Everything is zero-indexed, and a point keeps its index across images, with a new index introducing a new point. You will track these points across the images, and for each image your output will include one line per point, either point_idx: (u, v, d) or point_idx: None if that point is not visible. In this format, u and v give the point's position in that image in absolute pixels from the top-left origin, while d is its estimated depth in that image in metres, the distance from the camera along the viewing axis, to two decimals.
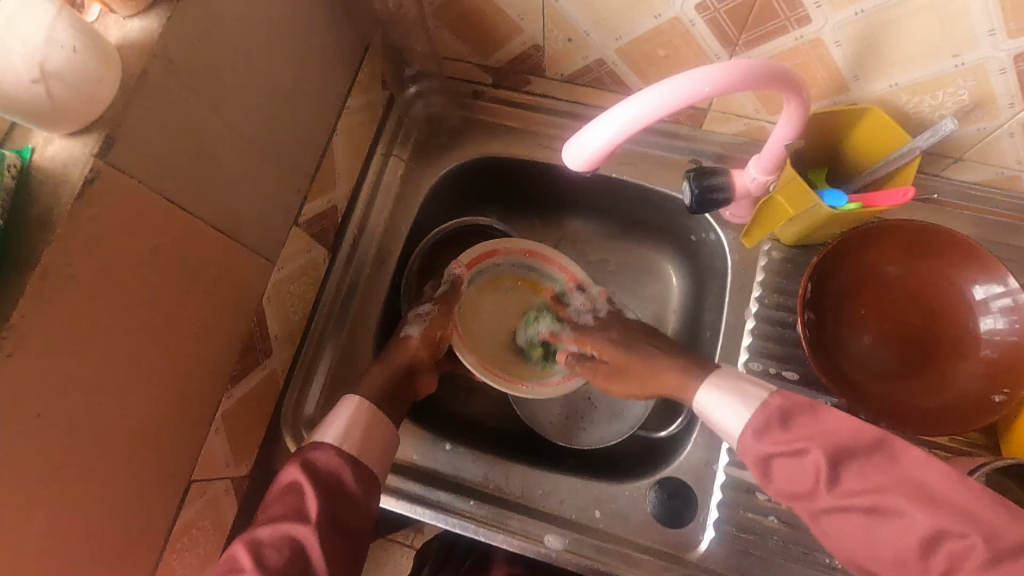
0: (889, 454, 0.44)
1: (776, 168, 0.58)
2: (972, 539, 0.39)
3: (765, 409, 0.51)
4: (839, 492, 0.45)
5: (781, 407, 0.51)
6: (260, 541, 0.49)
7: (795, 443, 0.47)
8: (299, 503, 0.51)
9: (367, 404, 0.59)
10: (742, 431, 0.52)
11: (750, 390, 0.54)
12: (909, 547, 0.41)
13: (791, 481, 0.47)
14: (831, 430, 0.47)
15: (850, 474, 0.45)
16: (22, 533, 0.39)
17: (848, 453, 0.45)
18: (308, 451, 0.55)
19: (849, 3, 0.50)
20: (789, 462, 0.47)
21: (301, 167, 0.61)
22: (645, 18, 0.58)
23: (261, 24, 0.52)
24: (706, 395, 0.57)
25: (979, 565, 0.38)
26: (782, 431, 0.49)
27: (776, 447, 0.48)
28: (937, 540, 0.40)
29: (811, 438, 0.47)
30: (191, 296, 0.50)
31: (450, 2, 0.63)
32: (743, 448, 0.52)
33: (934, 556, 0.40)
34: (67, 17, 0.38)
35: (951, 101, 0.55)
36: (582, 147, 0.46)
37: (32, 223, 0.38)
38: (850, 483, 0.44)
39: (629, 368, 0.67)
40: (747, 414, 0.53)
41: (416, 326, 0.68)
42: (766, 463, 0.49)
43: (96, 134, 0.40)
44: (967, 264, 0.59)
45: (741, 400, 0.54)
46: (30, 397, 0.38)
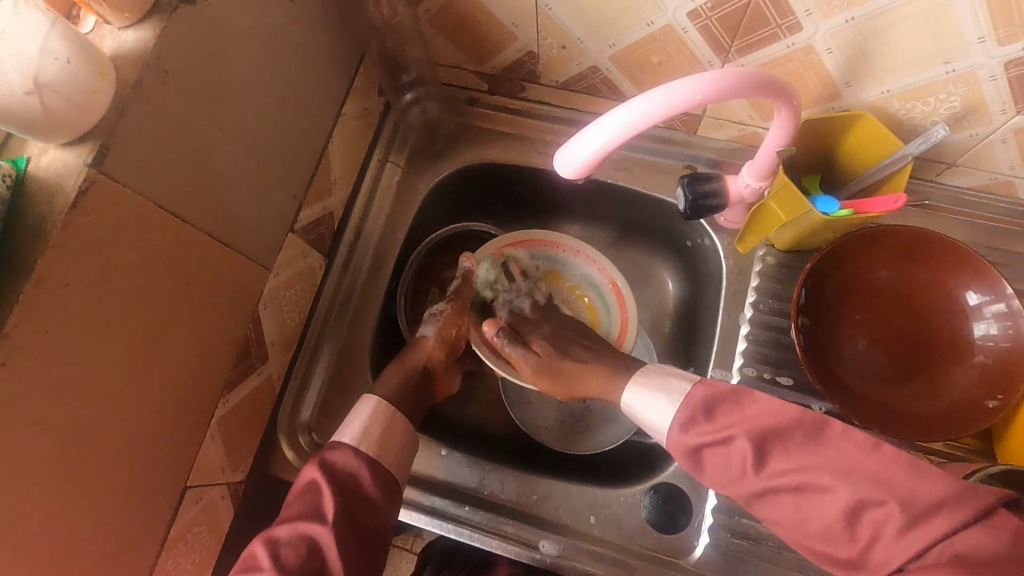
0: (811, 431, 0.45)
1: (769, 174, 0.58)
2: (889, 506, 0.40)
3: (686, 403, 0.51)
4: (766, 474, 0.45)
5: (705, 398, 0.51)
6: (278, 540, 0.50)
7: (721, 432, 0.48)
8: (316, 503, 0.52)
9: (385, 403, 0.60)
10: (668, 426, 0.52)
11: (675, 383, 0.54)
12: (835, 520, 0.42)
13: (720, 467, 0.48)
14: (755, 416, 0.47)
15: (776, 455, 0.46)
16: (17, 539, 0.40)
17: (774, 435, 0.46)
18: (325, 451, 0.56)
19: (840, 11, 0.50)
20: (718, 451, 0.48)
21: (297, 174, 0.62)
22: (638, 26, 0.58)
23: (256, 32, 0.52)
24: (633, 393, 0.57)
25: (898, 530, 0.40)
26: (707, 421, 0.50)
27: (703, 438, 0.49)
28: (859, 510, 0.42)
29: (735, 425, 0.48)
30: (186, 303, 0.50)
31: (445, 9, 0.63)
32: (670, 443, 0.52)
33: (860, 525, 0.42)
34: (61, 29, 0.38)
35: (943, 107, 0.56)
36: (575, 154, 0.47)
37: (28, 233, 0.39)
38: (775, 464, 0.45)
39: (561, 368, 0.66)
40: (672, 408, 0.52)
41: (431, 326, 0.70)
42: (694, 453, 0.50)
43: (91, 144, 0.41)
44: (960, 271, 0.59)
45: (666, 396, 0.54)
46: (24, 404, 0.38)
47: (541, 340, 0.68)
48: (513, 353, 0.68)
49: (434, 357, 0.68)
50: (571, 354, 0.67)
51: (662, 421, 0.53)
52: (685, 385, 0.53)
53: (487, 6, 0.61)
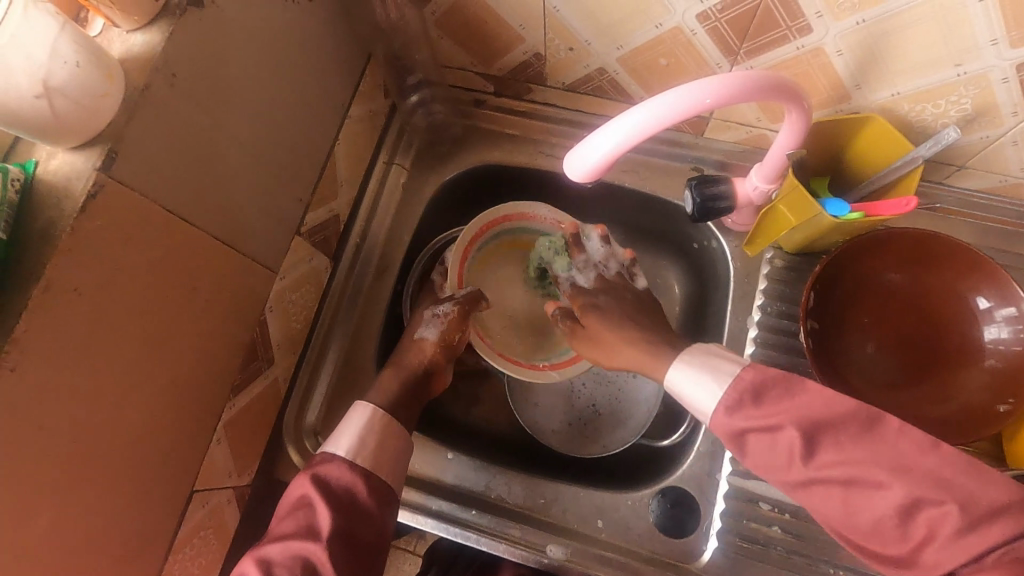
0: (866, 424, 0.43)
1: (778, 176, 0.58)
2: (946, 507, 0.39)
3: (736, 386, 0.49)
4: (815, 465, 0.43)
5: (753, 382, 0.49)
6: (270, 560, 0.49)
7: (769, 418, 0.46)
8: (310, 520, 0.51)
9: (379, 412, 0.59)
10: (714, 409, 0.50)
11: (724, 366, 0.51)
12: (886, 516, 0.41)
13: (765, 453, 0.46)
14: (805, 404, 0.45)
15: (827, 447, 0.43)
16: (25, 544, 0.40)
17: (825, 426, 0.44)
18: (319, 465, 0.55)
19: (851, 13, 0.50)
20: (766, 437, 0.46)
21: (304, 177, 0.61)
22: (646, 28, 0.58)
23: (263, 35, 0.52)
24: (676, 370, 0.54)
25: (955, 531, 0.38)
26: (756, 405, 0.47)
27: (750, 423, 0.47)
28: (914, 509, 0.40)
29: (786, 413, 0.45)
30: (193, 307, 0.50)
31: (452, 11, 0.63)
32: (714, 424, 0.50)
33: (913, 525, 0.40)
34: (71, 32, 0.38)
35: (954, 110, 0.55)
36: (585, 158, 0.47)
37: (37, 237, 0.39)
38: (824, 456, 0.43)
39: (602, 337, 0.65)
40: (720, 391, 0.50)
41: (432, 328, 0.67)
42: (740, 437, 0.47)
43: (100, 148, 0.40)
44: (971, 273, 0.59)
45: (713, 378, 0.51)
46: (32, 410, 0.38)
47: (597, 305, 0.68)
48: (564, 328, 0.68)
49: (433, 359, 0.66)
50: (618, 327, 0.65)
51: (707, 404, 0.51)
52: (734, 368, 0.50)
53: (494, 8, 0.61)
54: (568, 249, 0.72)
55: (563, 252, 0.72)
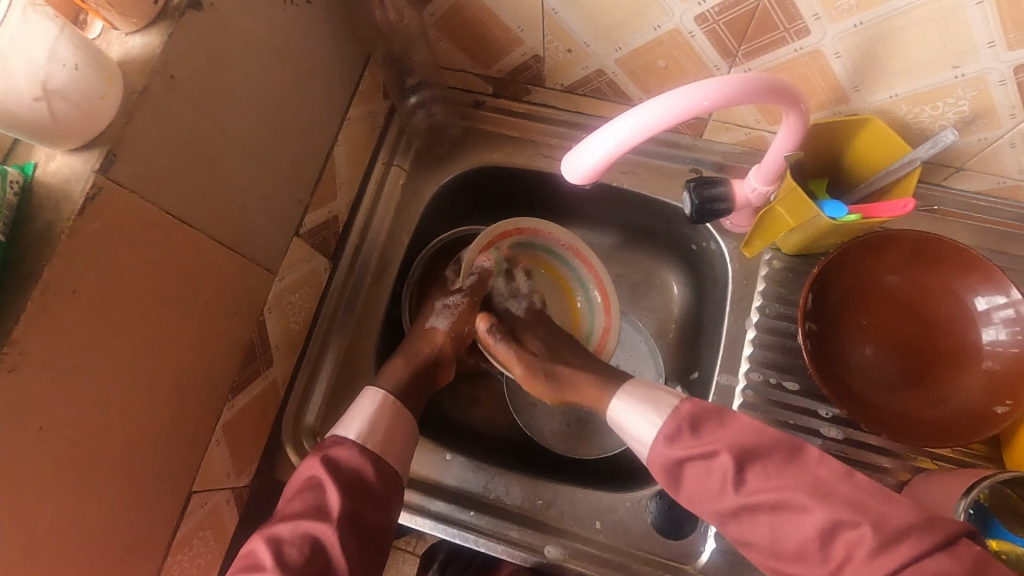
0: (789, 454, 0.49)
1: (776, 178, 0.58)
2: (863, 528, 0.44)
3: (674, 416, 0.53)
4: (745, 491, 0.49)
5: (690, 413, 0.53)
6: (280, 538, 0.50)
7: (705, 446, 0.51)
8: (318, 500, 0.52)
9: (389, 399, 0.60)
10: (651, 438, 0.54)
11: (662, 398, 0.56)
12: (810, 538, 0.46)
13: (701, 482, 0.51)
14: (738, 434, 0.50)
15: (754, 475, 0.49)
16: (25, 545, 0.40)
17: (754, 454, 0.49)
18: (331, 446, 0.56)
19: (848, 15, 0.50)
20: (700, 466, 0.51)
21: (302, 178, 0.61)
22: (644, 29, 0.58)
23: (262, 37, 0.52)
24: (620, 403, 0.59)
25: (869, 551, 0.43)
26: (692, 436, 0.52)
27: (686, 452, 0.51)
28: (834, 531, 0.45)
29: (719, 442, 0.50)
30: (192, 308, 0.50)
31: (451, 13, 0.63)
32: (652, 454, 0.54)
33: (833, 546, 0.45)
34: (70, 35, 0.38)
35: (952, 111, 0.55)
36: (582, 160, 0.47)
37: (36, 238, 0.39)
38: (754, 482, 0.48)
39: (557, 371, 0.68)
40: (658, 421, 0.54)
41: (444, 318, 0.70)
42: (676, 468, 0.52)
43: (99, 150, 0.40)
44: (968, 275, 0.59)
45: (654, 410, 0.55)
46: (32, 411, 0.38)
47: (539, 341, 0.70)
48: (505, 349, 0.69)
49: (444, 349, 0.69)
50: (567, 358, 0.69)
51: (645, 433, 0.55)
52: (672, 400, 0.55)
53: (493, 10, 0.61)
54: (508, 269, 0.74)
55: (501, 276, 0.75)
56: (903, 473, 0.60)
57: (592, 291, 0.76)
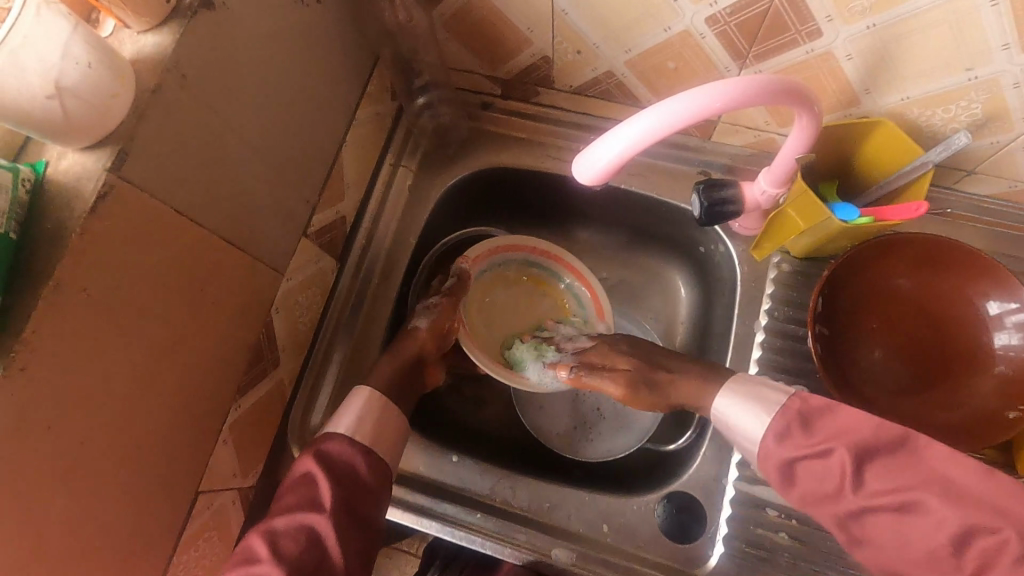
0: (911, 451, 0.45)
1: (787, 181, 0.58)
2: (1004, 534, 0.40)
3: (783, 413, 0.51)
4: (865, 493, 0.45)
5: (801, 411, 0.51)
6: (275, 530, 0.50)
7: (818, 445, 0.48)
8: (311, 494, 0.52)
9: (378, 394, 0.59)
10: (763, 436, 0.52)
11: (768, 395, 0.54)
12: (942, 545, 0.42)
13: (816, 483, 0.48)
14: (852, 430, 0.47)
15: (874, 474, 0.45)
16: (34, 544, 0.40)
17: (871, 453, 0.46)
18: (320, 442, 0.55)
19: (860, 17, 0.49)
20: (812, 466, 0.48)
21: (311, 179, 0.61)
22: (655, 31, 0.58)
23: (272, 37, 0.52)
24: (724, 401, 0.57)
25: (1016, 557, 0.39)
26: (803, 435, 0.49)
27: (799, 451, 0.49)
28: (968, 537, 0.41)
29: (830, 441, 0.47)
30: (201, 309, 0.50)
31: (461, 13, 0.63)
32: (764, 453, 0.51)
33: (968, 553, 0.41)
34: (83, 32, 0.38)
35: (964, 114, 0.55)
36: (593, 160, 0.46)
37: (48, 237, 0.38)
38: (874, 484, 0.45)
39: (656, 377, 0.65)
40: (765, 418, 0.52)
41: (425, 318, 0.67)
42: (788, 468, 0.50)
43: (111, 149, 0.40)
44: (981, 279, 0.58)
45: (760, 407, 0.53)
46: (40, 409, 0.38)
47: (626, 358, 0.67)
48: (595, 377, 0.66)
49: (427, 348, 0.66)
50: (664, 363, 0.65)
51: (757, 431, 0.53)
52: (781, 396, 0.53)
53: (504, 11, 0.61)
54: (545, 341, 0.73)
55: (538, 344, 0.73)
56: None
57: (574, 282, 0.77)
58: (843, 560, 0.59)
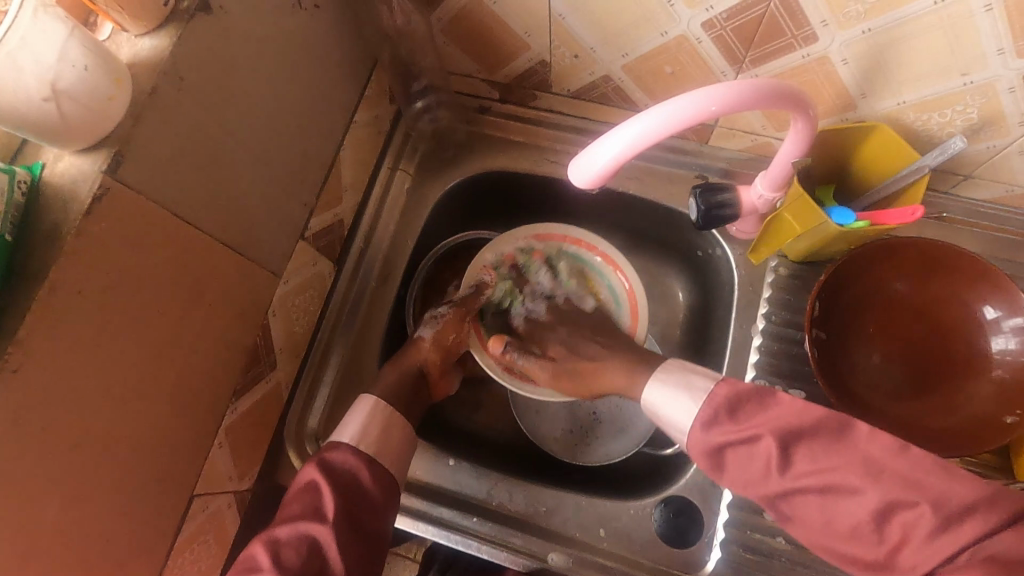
0: (836, 431, 0.44)
1: (783, 185, 0.58)
2: (921, 508, 0.40)
3: (710, 402, 0.50)
4: (790, 475, 0.44)
5: (728, 396, 0.50)
6: (277, 540, 0.49)
7: (746, 431, 0.47)
8: (316, 502, 0.51)
9: (383, 404, 0.60)
10: (690, 425, 0.51)
11: (697, 382, 0.53)
12: (864, 521, 0.42)
13: (742, 468, 0.47)
14: (779, 414, 0.46)
15: (802, 456, 0.44)
16: (27, 546, 0.39)
17: (800, 434, 0.45)
18: (326, 451, 0.56)
19: (856, 22, 0.50)
20: (740, 451, 0.47)
21: (309, 182, 0.62)
22: (652, 35, 0.58)
23: (270, 40, 0.52)
24: (655, 390, 0.56)
25: (930, 532, 0.39)
26: (730, 421, 0.48)
27: (727, 437, 0.48)
28: (890, 511, 0.41)
29: (758, 425, 0.46)
30: (197, 311, 0.50)
31: (458, 17, 0.63)
32: (691, 441, 0.51)
33: (889, 527, 0.41)
34: (80, 35, 0.38)
35: (960, 119, 0.55)
36: (590, 163, 0.46)
37: (43, 239, 0.38)
38: (800, 465, 0.44)
39: (579, 367, 0.67)
40: (694, 406, 0.52)
41: (429, 328, 0.68)
42: (715, 454, 0.49)
43: (107, 151, 0.40)
44: (979, 284, 0.58)
45: (689, 394, 0.53)
46: (35, 411, 0.38)
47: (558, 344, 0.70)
48: (529, 362, 0.68)
49: (431, 360, 0.66)
50: (585, 353, 0.67)
51: (684, 420, 0.52)
52: (710, 384, 0.52)
53: (500, 15, 0.61)
54: (516, 283, 0.73)
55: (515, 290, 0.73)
56: None
57: (614, 277, 0.74)
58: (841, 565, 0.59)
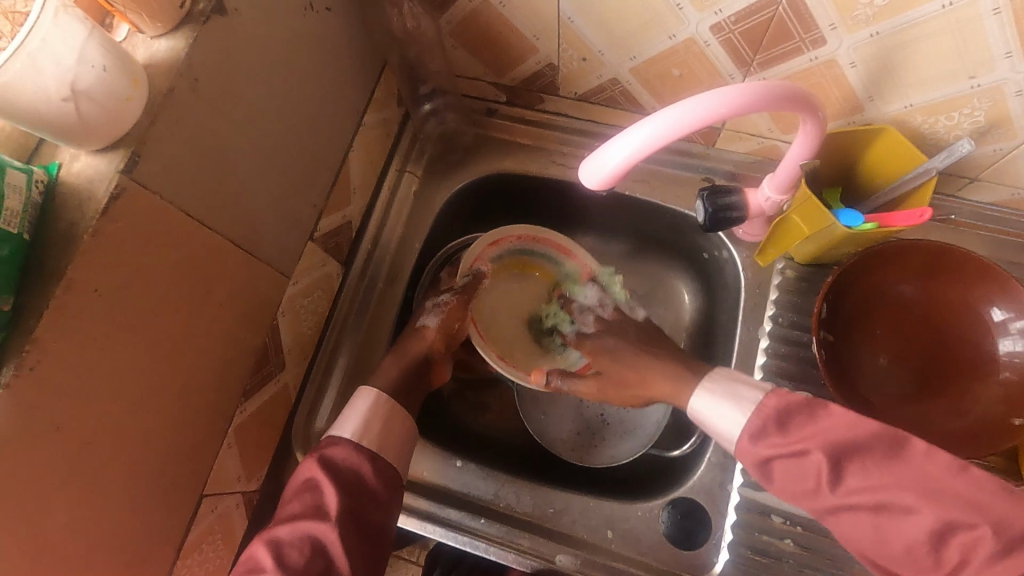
0: (890, 446, 0.43)
1: (791, 188, 0.58)
2: (981, 530, 0.38)
3: (759, 413, 0.50)
4: (842, 491, 0.43)
5: (778, 408, 0.49)
6: (280, 540, 0.49)
7: (795, 444, 0.46)
8: (317, 500, 0.51)
9: (384, 396, 0.59)
10: (739, 434, 0.51)
11: (745, 392, 0.53)
12: (920, 541, 0.40)
13: (793, 481, 0.46)
14: (830, 428, 0.45)
15: (855, 472, 0.43)
16: (40, 544, 0.40)
17: (851, 450, 0.44)
18: (325, 447, 0.55)
19: (864, 25, 0.50)
20: (790, 464, 0.46)
21: (318, 184, 0.62)
22: (660, 38, 0.58)
23: (282, 43, 0.53)
24: (700, 399, 0.56)
25: (991, 555, 0.38)
26: (779, 433, 0.48)
27: (775, 450, 0.47)
28: (947, 533, 0.40)
29: (809, 439, 0.45)
30: (208, 311, 0.50)
31: (467, 21, 0.64)
32: (740, 451, 0.51)
33: (947, 549, 0.40)
34: (98, 36, 0.38)
35: (967, 122, 0.55)
36: (599, 166, 0.47)
37: (60, 238, 0.39)
38: (851, 481, 0.43)
39: (623, 376, 0.65)
40: (741, 417, 0.51)
41: (434, 317, 0.68)
42: (764, 465, 0.48)
43: (123, 151, 0.41)
44: (986, 287, 0.58)
45: (736, 404, 0.52)
46: (51, 409, 0.38)
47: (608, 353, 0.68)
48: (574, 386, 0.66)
49: (435, 348, 0.67)
50: (625, 361, 0.66)
51: (732, 430, 0.52)
52: (759, 393, 0.52)
53: (510, 18, 0.62)
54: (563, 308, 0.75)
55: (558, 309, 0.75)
56: None
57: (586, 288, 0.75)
58: (848, 568, 0.59)
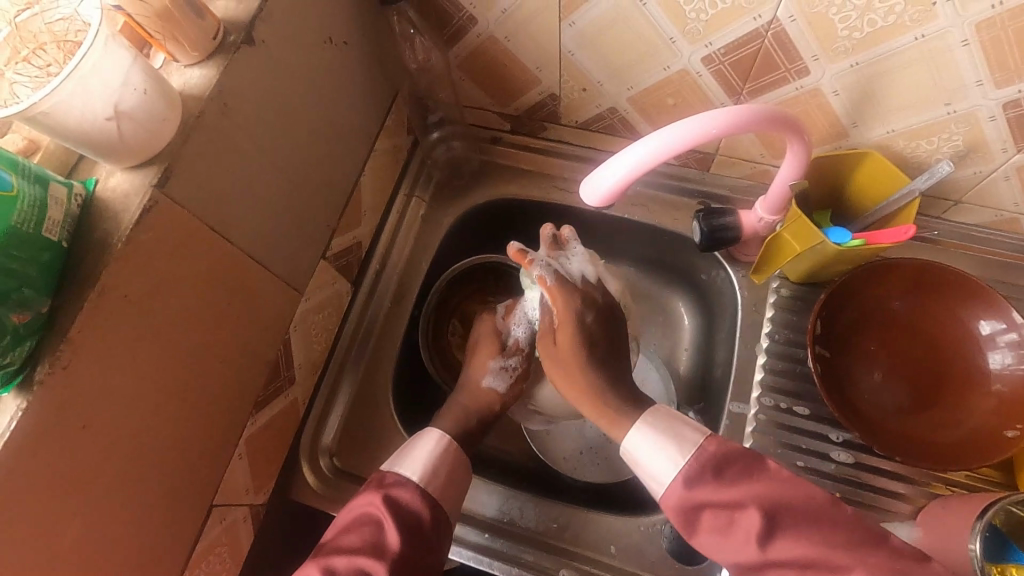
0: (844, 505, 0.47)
1: (781, 209, 0.62)
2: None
3: (698, 456, 0.52)
4: (770, 548, 0.47)
5: (716, 452, 0.52)
6: (335, 569, 0.50)
7: (728, 498, 0.49)
8: (376, 538, 0.52)
9: (456, 444, 0.60)
10: (671, 480, 0.52)
11: (684, 434, 0.54)
12: None
13: (722, 532, 0.49)
14: (762, 486, 0.49)
15: (782, 533, 0.47)
16: (57, 541, 0.41)
17: (780, 508, 0.48)
18: (392, 487, 0.56)
19: (845, 56, 0.54)
20: (721, 514, 0.49)
21: (332, 205, 0.65)
22: (655, 69, 0.62)
23: (305, 73, 0.57)
24: (636, 438, 0.56)
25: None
26: (714, 481, 0.51)
27: (709, 499, 0.50)
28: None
29: (744, 493, 0.49)
30: (226, 322, 0.52)
31: (475, 55, 0.68)
32: (669, 493, 0.52)
33: None
34: (141, 64, 0.42)
35: (946, 146, 0.59)
36: (597, 185, 0.50)
37: (95, 247, 0.41)
38: (780, 540, 0.47)
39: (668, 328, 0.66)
40: (679, 460, 0.52)
41: (502, 380, 0.67)
42: (693, 512, 0.51)
43: (157, 166, 0.44)
44: (971, 302, 0.61)
45: (675, 448, 0.53)
46: (79, 407, 0.40)
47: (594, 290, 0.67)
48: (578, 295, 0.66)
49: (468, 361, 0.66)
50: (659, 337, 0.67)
51: (665, 473, 0.53)
52: (697, 436, 0.53)
53: (514, 52, 0.66)
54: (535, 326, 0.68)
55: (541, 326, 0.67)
56: (918, 499, 0.61)
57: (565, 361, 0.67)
58: None
